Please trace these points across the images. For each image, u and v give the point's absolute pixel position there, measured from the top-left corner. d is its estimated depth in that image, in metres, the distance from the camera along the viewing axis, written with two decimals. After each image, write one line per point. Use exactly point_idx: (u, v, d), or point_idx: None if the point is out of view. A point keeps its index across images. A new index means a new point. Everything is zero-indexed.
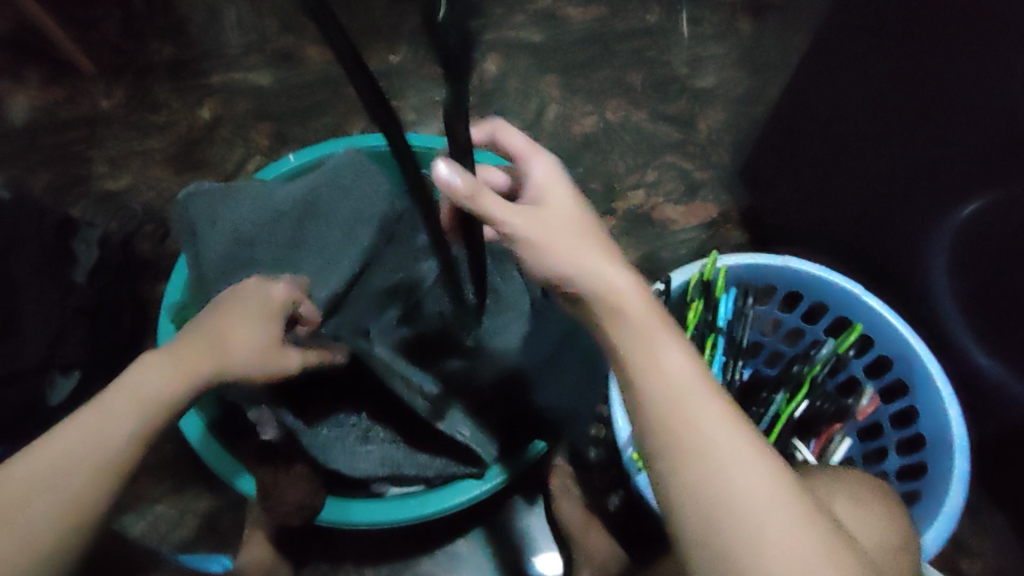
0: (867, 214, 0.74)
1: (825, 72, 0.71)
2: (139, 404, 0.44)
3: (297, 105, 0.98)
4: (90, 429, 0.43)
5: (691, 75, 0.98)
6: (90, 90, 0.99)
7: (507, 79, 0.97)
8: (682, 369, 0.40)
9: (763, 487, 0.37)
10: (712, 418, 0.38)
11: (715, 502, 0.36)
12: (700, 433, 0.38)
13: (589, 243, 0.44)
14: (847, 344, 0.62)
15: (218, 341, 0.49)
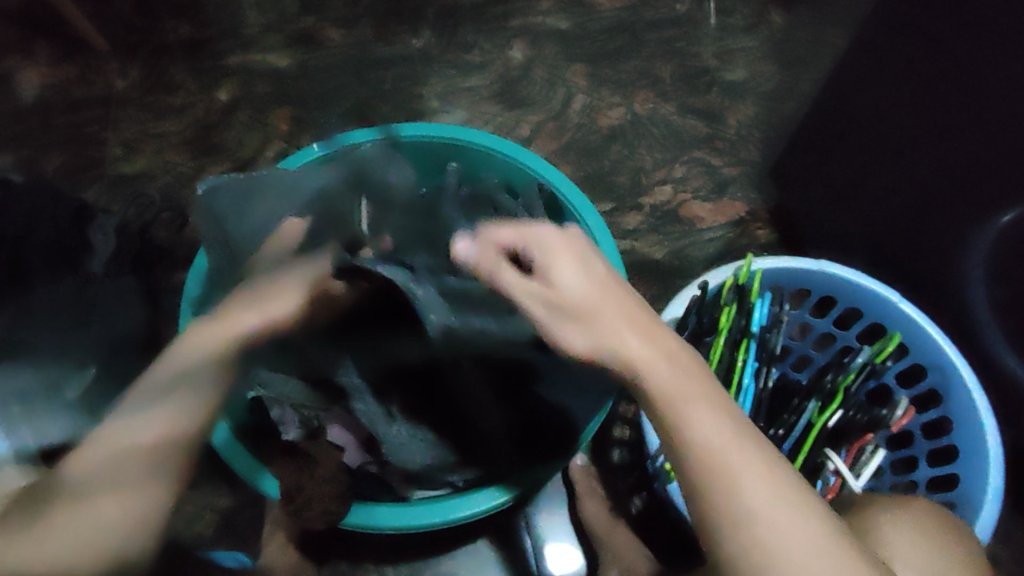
0: (900, 217, 0.71)
1: (864, 67, 0.68)
2: (185, 383, 0.52)
3: (317, 89, 0.95)
4: (137, 434, 0.50)
5: (721, 68, 0.96)
6: (104, 69, 0.97)
7: (533, 68, 0.96)
8: (708, 438, 0.44)
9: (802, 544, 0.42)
10: (747, 486, 0.43)
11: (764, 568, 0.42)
12: (747, 500, 0.43)
13: (620, 316, 0.47)
14: (883, 354, 0.59)
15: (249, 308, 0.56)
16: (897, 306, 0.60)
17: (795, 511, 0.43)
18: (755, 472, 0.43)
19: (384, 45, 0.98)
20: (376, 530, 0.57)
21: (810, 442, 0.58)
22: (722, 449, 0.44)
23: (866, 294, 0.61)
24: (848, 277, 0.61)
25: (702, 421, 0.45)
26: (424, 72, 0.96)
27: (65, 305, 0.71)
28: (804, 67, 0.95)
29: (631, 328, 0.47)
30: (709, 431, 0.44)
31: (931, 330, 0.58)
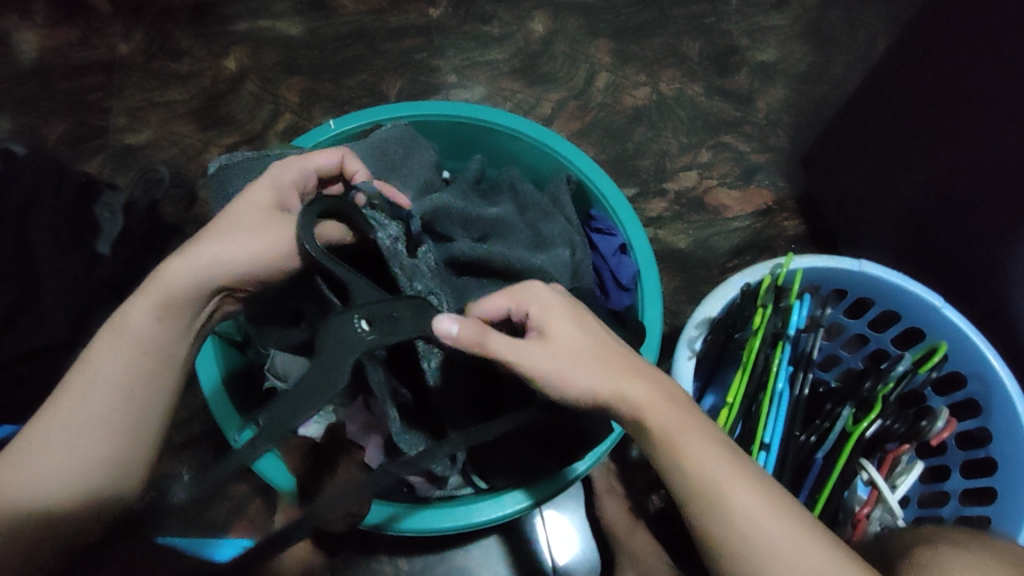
0: (950, 214, 0.69)
1: (937, 56, 0.65)
2: (135, 342, 0.48)
3: (329, 59, 0.91)
4: (91, 403, 0.46)
5: (752, 47, 0.94)
6: (107, 31, 0.93)
7: (555, 42, 0.92)
8: (706, 467, 0.44)
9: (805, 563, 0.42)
10: (746, 511, 0.43)
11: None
12: (746, 527, 0.43)
13: (599, 360, 0.47)
14: (927, 365, 0.65)
15: (198, 245, 0.51)
16: (941, 312, 0.64)
17: (796, 530, 0.43)
18: (751, 497, 0.44)
19: (398, 14, 0.94)
20: (395, 533, 0.59)
21: (848, 448, 0.64)
22: (721, 477, 0.44)
23: (912, 299, 0.66)
24: (893, 279, 0.66)
25: (701, 452, 0.45)
26: (441, 44, 0.92)
27: (74, 287, 0.69)
28: (835, 47, 0.95)
29: (614, 368, 0.47)
30: (705, 461, 0.45)
31: (976, 340, 0.63)
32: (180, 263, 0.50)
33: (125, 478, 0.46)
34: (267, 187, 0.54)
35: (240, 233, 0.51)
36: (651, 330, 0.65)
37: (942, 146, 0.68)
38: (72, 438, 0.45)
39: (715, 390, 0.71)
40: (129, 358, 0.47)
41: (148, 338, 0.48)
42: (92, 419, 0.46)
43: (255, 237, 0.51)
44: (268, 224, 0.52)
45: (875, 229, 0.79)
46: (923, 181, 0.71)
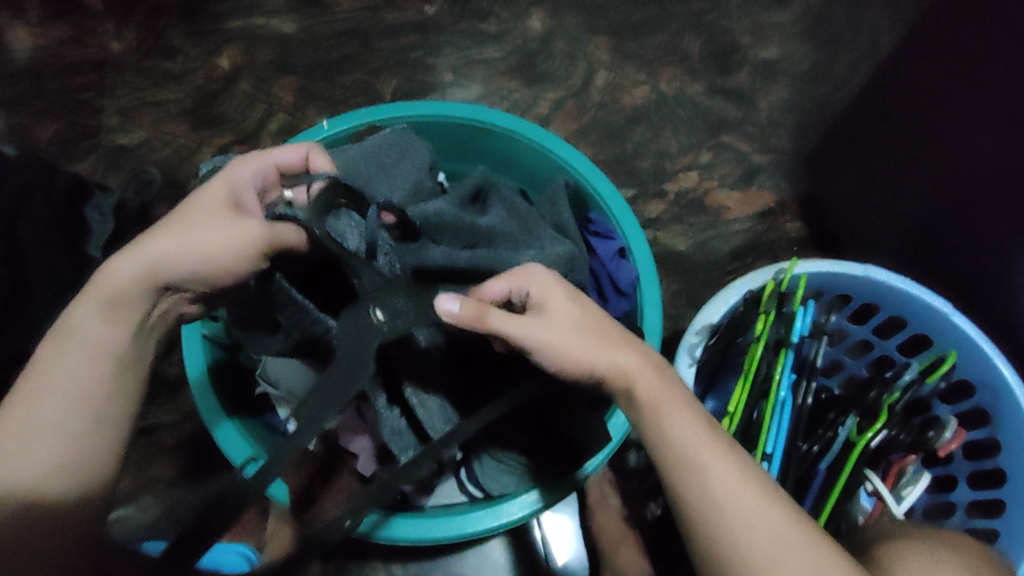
0: (957, 223, 0.68)
1: (944, 64, 0.64)
2: (87, 344, 0.49)
3: (323, 58, 0.90)
4: (46, 407, 0.47)
5: (754, 45, 0.93)
6: (99, 30, 0.91)
7: (554, 39, 0.90)
8: (685, 436, 0.46)
9: (777, 535, 0.44)
10: (724, 484, 0.45)
11: (743, 559, 0.43)
12: (716, 492, 0.45)
13: (592, 335, 0.49)
14: (935, 374, 0.65)
15: (145, 244, 0.49)
16: (951, 320, 0.64)
17: (766, 502, 0.45)
18: (726, 465, 0.45)
19: (393, 11, 0.92)
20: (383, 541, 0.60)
21: (853, 458, 0.64)
22: (700, 451, 0.46)
23: (918, 305, 0.66)
24: (900, 286, 0.65)
25: (683, 426, 0.47)
26: (437, 42, 0.91)
27: (64, 293, 0.68)
28: (840, 44, 0.93)
29: (606, 341, 0.49)
30: (686, 434, 0.46)
31: (987, 350, 0.62)
32: (127, 262, 0.49)
33: (97, 465, 0.48)
34: (224, 186, 0.53)
35: (191, 231, 0.50)
36: (650, 335, 0.64)
37: (947, 154, 0.67)
38: (34, 437, 0.46)
39: (715, 396, 0.70)
40: (86, 360, 0.48)
41: (100, 341, 0.49)
42: (57, 419, 0.47)
43: (208, 235, 0.50)
44: (221, 222, 0.51)
45: (879, 233, 0.78)
46: (927, 188, 0.70)
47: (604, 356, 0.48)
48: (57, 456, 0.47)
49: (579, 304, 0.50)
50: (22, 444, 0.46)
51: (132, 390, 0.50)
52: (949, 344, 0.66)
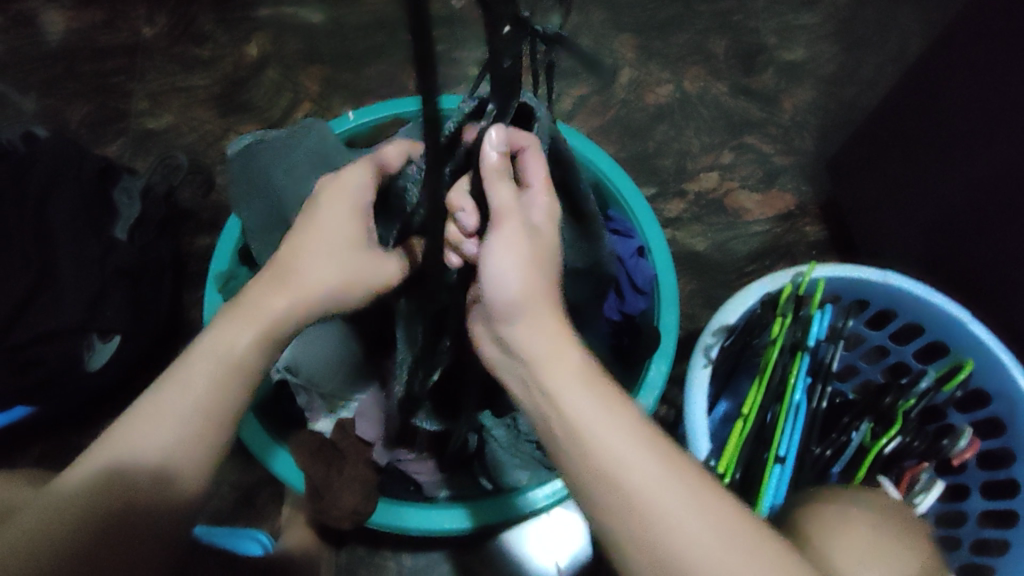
0: (980, 233, 0.68)
1: (970, 73, 0.64)
2: (221, 362, 0.48)
3: (349, 48, 0.91)
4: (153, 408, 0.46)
5: (780, 46, 0.93)
6: (131, 15, 0.94)
7: (579, 35, 0.91)
8: (587, 402, 0.42)
9: (680, 497, 0.38)
10: (611, 447, 0.40)
11: (631, 522, 0.38)
12: (615, 457, 0.39)
13: (520, 268, 0.46)
14: (951, 383, 0.66)
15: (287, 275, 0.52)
16: (968, 328, 0.65)
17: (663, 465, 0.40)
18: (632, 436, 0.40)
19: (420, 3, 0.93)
20: (400, 531, 0.65)
21: (867, 464, 0.66)
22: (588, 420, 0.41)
23: (937, 312, 0.66)
24: (918, 292, 0.66)
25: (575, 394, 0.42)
26: (463, 36, 0.93)
27: (90, 274, 0.72)
28: (867, 47, 0.93)
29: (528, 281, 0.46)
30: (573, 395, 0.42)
31: (1004, 359, 0.63)
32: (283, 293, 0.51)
33: (197, 478, 0.46)
34: (355, 219, 0.54)
35: (323, 260, 0.53)
36: (667, 336, 0.69)
37: (968, 160, 0.67)
38: (151, 419, 0.45)
39: (728, 397, 0.72)
40: (212, 378, 0.47)
41: (233, 363, 0.48)
42: (180, 411, 0.46)
43: (337, 264, 0.53)
44: (355, 256, 0.54)
45: (898, 239, 0.79)
46: (947, 195, 0.70)
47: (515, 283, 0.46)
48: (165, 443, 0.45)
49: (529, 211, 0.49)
50: (127, 435, 0.45)
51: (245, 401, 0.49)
52: (966, 353, 0.66)
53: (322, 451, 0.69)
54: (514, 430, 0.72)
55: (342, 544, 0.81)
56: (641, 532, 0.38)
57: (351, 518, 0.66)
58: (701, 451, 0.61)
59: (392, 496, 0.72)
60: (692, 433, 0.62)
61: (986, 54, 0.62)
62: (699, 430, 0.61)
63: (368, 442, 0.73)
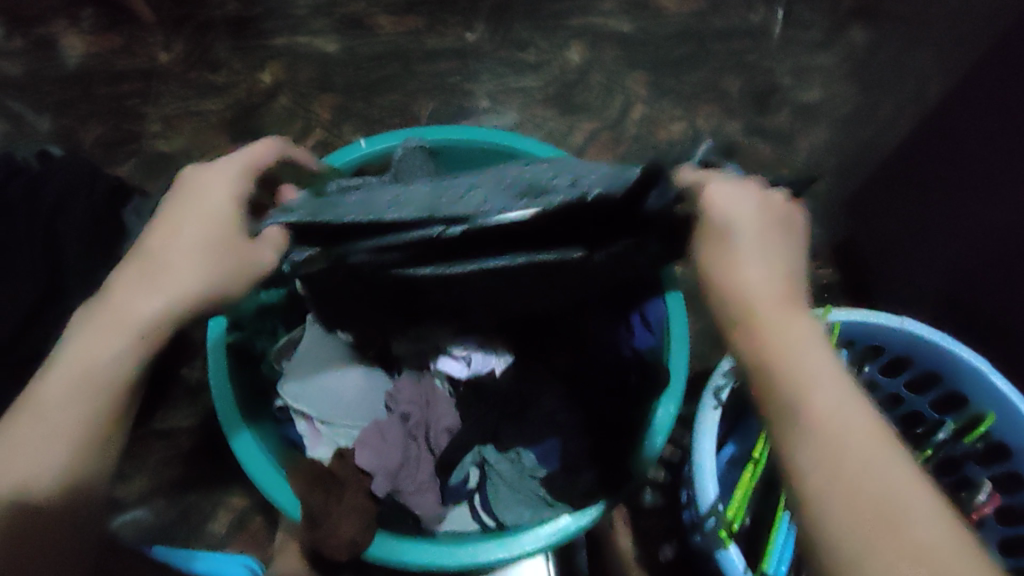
0: (997, 273, 0.66)
1: (985, 109, 0.64)
2: (85, 360, 0.44)
3: (362, 78, 0.92)
4: (46, 399, 0.43)
5: (794, 86, 0.93)
6: (150, 41, 0.97)
7: (591, 71, 0.92)
8: (799, 362, 0.39)
9: (893, 503, 0.34)
10: (828, 425, 0.37)
11: (823, 513, 0.35)
12: (826, 428, 0.36)
13: (760, 256, 0.42)
14: (970, 436, 0.64)
15: (163, 255, 0.47)
16: (988, 378, 0.61)
17: (891, 464, 0.35)
18: (834, 401, 0.37)
19: (435, 36, 0.95)
20: (401, 566, 0.64)
21: None
22: (860, 445, 0.36)
23: (953, 361, 0.63)
24: (933, 339, 0.63)
25: (839, 407, 0.37)
26: (477, 68, 0.93)
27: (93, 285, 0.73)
28: (883, 89, 0.93)
29: (760, 257, 0.42)
30: (844, 415, 0.37)
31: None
32: (142, 282, 0.47)
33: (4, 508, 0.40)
34: (205, 223, 0.48)
35: (191, 237, 0.48)
36: (675, 376, 0.69)
37: (984, 199, 0.66)
38: (17, 429, 0.42)
39: (736, 440, 0.71)
40: (80, 360, 0.44)
41: (88, 347, 0.45)
42: (37, 415, 0.43)
43: (202, 259, 0.47)
44: (223, 250, 0.48)
45: (917, 282, 0.77)
46: (965, 237, 0.69)
47: (753, 272, 0.42)
48: (65, 456, 0.43)
49: (799, 260, 0.44)
50: None
51: (61, 404, 0.43)
52: (987, 405, 0.63)
53: (318, 477, 0.67)
54: (518, 466, 0.70)
55: None
56: (827, 510, 0.35)
57: (349, 549, 0.63)
58: (704, 498, 0.59)
59: (390, 529, 0.70)
60: (697, 476, 0.60)
61: (1005, 87, 0.61)
62: (707, 472, 0.59)
63: (368, 472, 0.67)
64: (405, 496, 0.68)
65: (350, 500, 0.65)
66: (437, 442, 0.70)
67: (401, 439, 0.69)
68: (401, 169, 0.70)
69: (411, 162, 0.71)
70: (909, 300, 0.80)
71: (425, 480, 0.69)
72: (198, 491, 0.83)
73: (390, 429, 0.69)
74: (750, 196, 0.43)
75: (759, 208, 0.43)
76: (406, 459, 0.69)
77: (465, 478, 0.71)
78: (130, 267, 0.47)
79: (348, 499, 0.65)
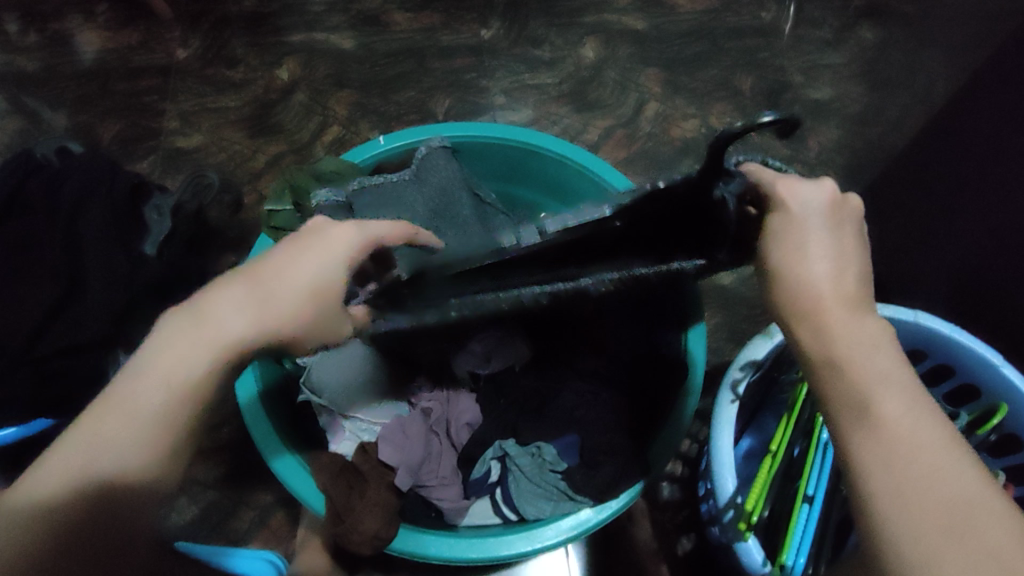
0: (1005, 269, 0.67)
1: (993, 110, 0.65)
2: (167, 391, 0.41)
3: (379, 75, 0.93)
4: (121, 423, 0.40)
5: (805, 84, 0.95)
6: (167, 37, 0.97)
7: (606, 68, 0.93)
8: (864, 357, 0.40)
9: (949, 492, 0.35)
10: (891, 416, 0.37)
11: (879, 500, 0.35)
12: (886, 418, 0.37)
13: (827, 252, 0.43)
14: (984, 427, 0.64)
15: (267, 296, 0.44)
16: (999, 370, 0.63)
17: (953, 455, 0.36)
18: (896, 394, 0.38)
19: (450, 33, 0.96)
20: (425, 559, 0.64)
21: None
22: (919, 435, 0.37)
23: (966, 353, 0.65)
24: (947, 332, 0.65)
25: (911, 414, 0.38)
26: (492, 65, 0.94)
27: (117, 282, 0.74)
28: (892, 87, 0.95)
29: (830, 256, 0.43)
30: (904, 407, 0.38)
31: None
32: (243, 318, 0.43)
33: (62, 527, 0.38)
34: (317, 272, 0.46)
35: (300, 282, 0.45)
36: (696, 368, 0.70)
37: (993, 197, 0.67)
38: (90, 448, 0.40)
39: (752, 433, 0.74)
40: (165, 392, 0.41)
41: (177, 378, 0.42)
42: (113, 436, 0.40)
43: (311, 310, 0.45)
44: (331, 311, 0.46)
45: (929, 279, 0.79)
46: (975, 233, 0.70)
47: (818, 268, 0.43)
48: (130, 485, 0.40)
49: (868, 262, 0.44)
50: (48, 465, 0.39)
51: (139, 434, 0.40)
52: (1002, 397, 0.64)
53: (341, 472, 0.69)
54: (539, 459, 0.70)
55: (355, 572, 0.80)
56: (883, 495, 0.35)
57: (371, 544, 0.64)
58: (723, 491, 0.61)
59: (413, 523, 0.69)
60: (715, 469, 0.62)
61: (1012, 90, 0.62)
62: (724, 463, 0.61)
63: (391, 467, 0.70)
64: (428, 488, 0.71)
65: (373, 495, 0.67)
66: (457, 436, 0.74)
67: (424, 434, 0.72)
68: (422, 168, 0.74)
69: (436, 161, 0.74)
70: (920, 296, 0.81)
71: (448, 474, 0.72)
72: (221, 485, 0.84)
73: (412, 425, 0.73)
74: (816, 196, 0.45)
75: (825, 207, 0.45)
76: (427, 454, 0.72)
77: (486, 472, 0.71)
78: (232, 295, 0.44)
79: (371, 494, 0.67)
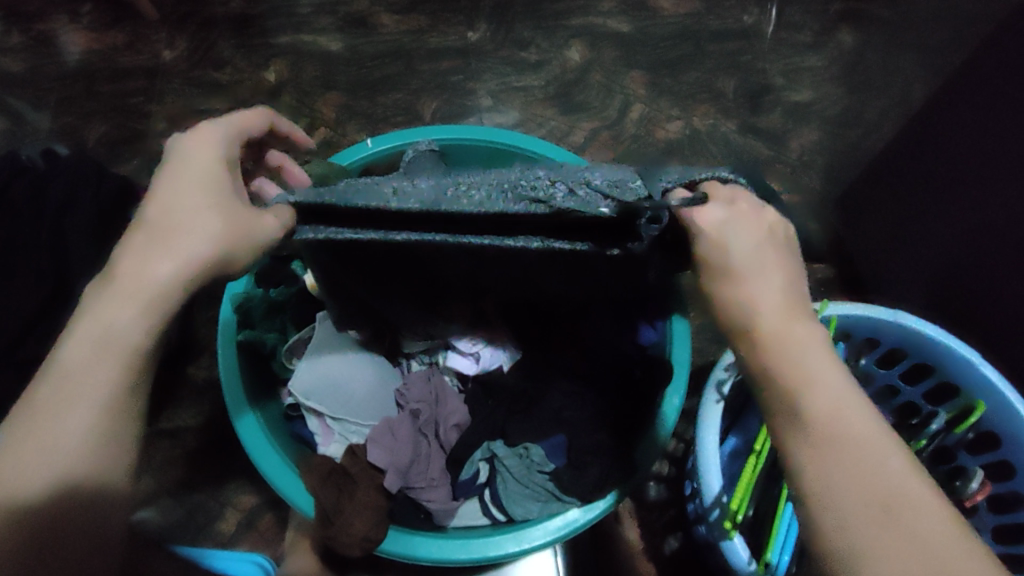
0: (981, 271, 0.69)
1: (970, 117, 0.67)
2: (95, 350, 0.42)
3: (366, 77, 0.94)
4: (61, 392, 0.41)
5: (786, 87, 0.96)
6: (153, 38, 0.97)
7: (591, 70, 0.94)
8: (806, 365, 0.41)
9: (887, 491, 0.37)
10: (831, 423, 0.39)
11: (824, 508, 0.37)
12: (827, 426, 0.39)
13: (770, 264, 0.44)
14: (964, 425, 0.67)
15: (168, 227, 0.44)
16: (979, 369, 0.65)
17: (887, 454, 0.38)
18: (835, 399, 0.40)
19: (437, 35, 0.97)
20: (413, 561, 0.66)
21: None
22: (858, 439, 0.39)
23: (945, 353, 0.67)
24: (927, 333, 0.67)
25: (846, 414, 0.39)
26: (479, 67, 0.95)
27: None
28: (870, 90, 0.96)
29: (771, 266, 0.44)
30: (844, 412, 0.39)
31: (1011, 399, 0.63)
32: (155, 256, 0.43)
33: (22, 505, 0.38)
34: (202, 192, 0.46)
35: (194, 204, 0.45)
36: (679, 370, 0.72)
37: (968, 200, 0.69)
38: (39, 427, 0.40)
39: (737, 432, 0.75)
40: (94, 352, 0.42)
41: (104, 334, 0.42)
42: (59, 409, 0.40)
43: (214, 222, 0.44)
44: (234, 215, 0.45)
45: (906, 280, 0.80)
46: (951, 235, 0.72)
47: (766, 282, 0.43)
48: (85, 453, 0.40)
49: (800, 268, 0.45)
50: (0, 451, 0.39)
51: (82, 396, 0.41)
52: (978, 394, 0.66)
53: (330, 474, 0.69)
54: (526, 460, 0.71)
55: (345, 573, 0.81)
56: (828, 502, 0.37)
57: (360, 546, 0.65)
58: (707, 489, 0.62)
59: (403, 525, 0.70)
60: (700, 468, 0.63)
61: (988, 97, 0.64)
62: (709, 463, 0.62)
63: (380, 469, 0.70)
64: (417, 489, 0.71)
65: (362, 497, 0.68)
66: (445, 437, 0.73)
67: (412, 436, 0.72)
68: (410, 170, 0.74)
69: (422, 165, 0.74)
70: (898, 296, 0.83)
71: (437, 475, 0.71)
72: (211, 487, 0.85)
73: (400, 427, 0.72)
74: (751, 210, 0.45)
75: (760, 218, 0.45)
76: (417, 455, 0.72)
77: (476, 473, 0.72)
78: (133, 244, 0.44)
79: (360, 495, 0.68)
